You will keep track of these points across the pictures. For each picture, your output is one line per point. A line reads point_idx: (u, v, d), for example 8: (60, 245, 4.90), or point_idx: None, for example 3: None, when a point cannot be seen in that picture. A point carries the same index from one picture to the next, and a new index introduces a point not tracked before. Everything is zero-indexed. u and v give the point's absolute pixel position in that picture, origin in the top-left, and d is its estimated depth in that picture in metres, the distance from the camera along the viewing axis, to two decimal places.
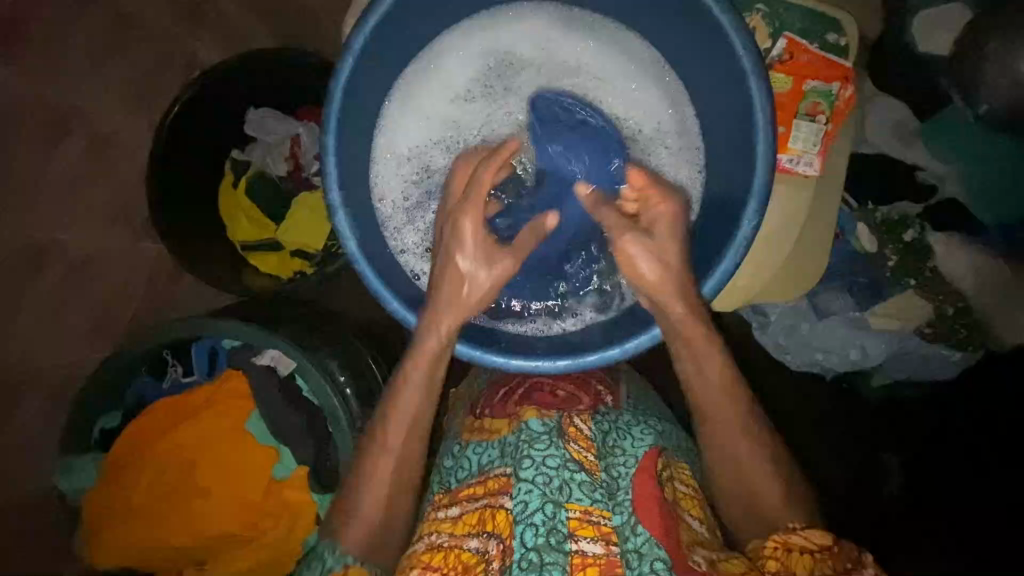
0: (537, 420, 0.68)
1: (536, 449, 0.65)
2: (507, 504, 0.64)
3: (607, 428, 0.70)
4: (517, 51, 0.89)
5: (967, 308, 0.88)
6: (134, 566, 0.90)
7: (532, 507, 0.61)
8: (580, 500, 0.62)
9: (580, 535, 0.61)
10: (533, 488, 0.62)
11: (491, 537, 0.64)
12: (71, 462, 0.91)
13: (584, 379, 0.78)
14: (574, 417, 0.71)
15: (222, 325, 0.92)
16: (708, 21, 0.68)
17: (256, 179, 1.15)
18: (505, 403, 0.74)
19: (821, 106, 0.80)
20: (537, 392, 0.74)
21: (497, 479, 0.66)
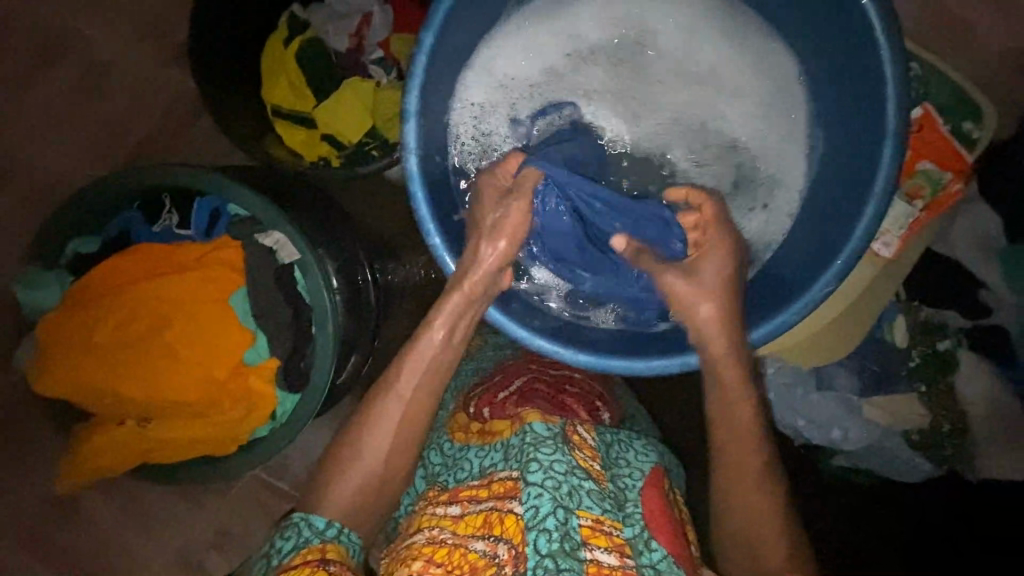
0: (542, 423, 0.65)
1: (543, 451, 0.62)
2: (516, 509, 0.61)
3: (609, 441, 0.72)
4: (650, 23, 0.81)
5: (964, 432, 0.88)
6: (73, 401, 0.84)
7: (543, 513, 0.59)
8: (591, 508, 0.61)
9: (594, 544, 0.59)
10: (543, 493, 0.59)
11: (498, 541, 0.61)
12: (36, 276, 0.86)
13: (584, 390, 0.79)
14: (578, 425, 0.70)
15: (235, 189, 0.86)
16: (869, 60, 0.63)
17: (310, 43, 1.05)
18: (505, 405, 0.72)
19: (924, 191, 0.76)
20: (539, 398, 0.72)
21: (502, 483, 0.64)
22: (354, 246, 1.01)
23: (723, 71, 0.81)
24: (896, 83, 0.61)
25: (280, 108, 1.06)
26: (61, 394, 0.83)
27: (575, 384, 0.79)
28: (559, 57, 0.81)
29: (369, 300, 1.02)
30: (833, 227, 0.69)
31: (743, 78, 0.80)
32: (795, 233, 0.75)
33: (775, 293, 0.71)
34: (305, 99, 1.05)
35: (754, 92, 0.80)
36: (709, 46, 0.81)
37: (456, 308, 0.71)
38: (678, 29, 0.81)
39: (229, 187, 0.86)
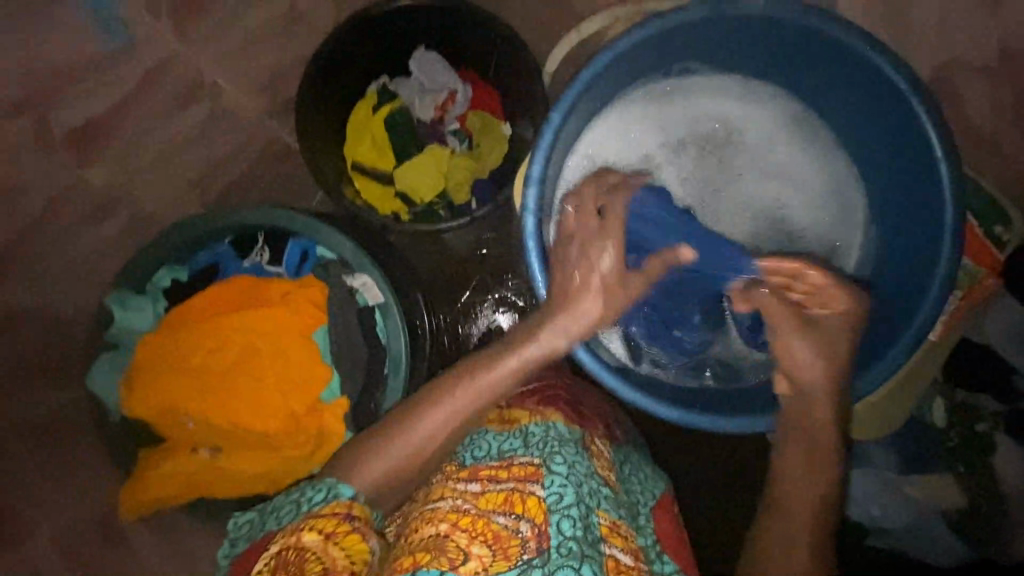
0: (565, 424, 0.68)
1: (568, 450, 0.65)
2: (539, 493, 0.61)
3: (621, 459, 0.77)
4: (741, 127, 0.86)
5: (1002, 514, 0.93)
6: (152, 425, 0.86)
7: (567, 502, 0.60)
8: (609, 511, 0.64)
9: (611, 541, 0.62)
10: (567, 484, 0.62)
11: (521, 519, 0.59)
12: (129, 297, 0.88)
13: (599, 408, 0.81)
14: (594, 437, 0.72)
15: (326, 232, 0.91)
16: (934, 189, 0.70)
17: (399, 111, 1.16)
18: (524, 400, 0.73)
19: (960, 283, 0.85)
20: (561, 402, 0.73)
21: (522, 467, 0.63)
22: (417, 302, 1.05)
23: (804, 178, 0.86)
24: (954, 202, 0.69)
25: (359, 162, 1.16)
26: (140, 414, 0.84)
27: (593, 402, 0.81)
28: (654, 145, 0.86)
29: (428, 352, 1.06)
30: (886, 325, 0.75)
31: (819, 187, 0.86)
32: None
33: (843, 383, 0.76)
34: (387, 158, 1.16)
35: (827, 202, 0.85)
36: (795, 159, 0.86)
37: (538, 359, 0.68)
38: (767, 135, 0.86)
39: (323, 231, 0.91)
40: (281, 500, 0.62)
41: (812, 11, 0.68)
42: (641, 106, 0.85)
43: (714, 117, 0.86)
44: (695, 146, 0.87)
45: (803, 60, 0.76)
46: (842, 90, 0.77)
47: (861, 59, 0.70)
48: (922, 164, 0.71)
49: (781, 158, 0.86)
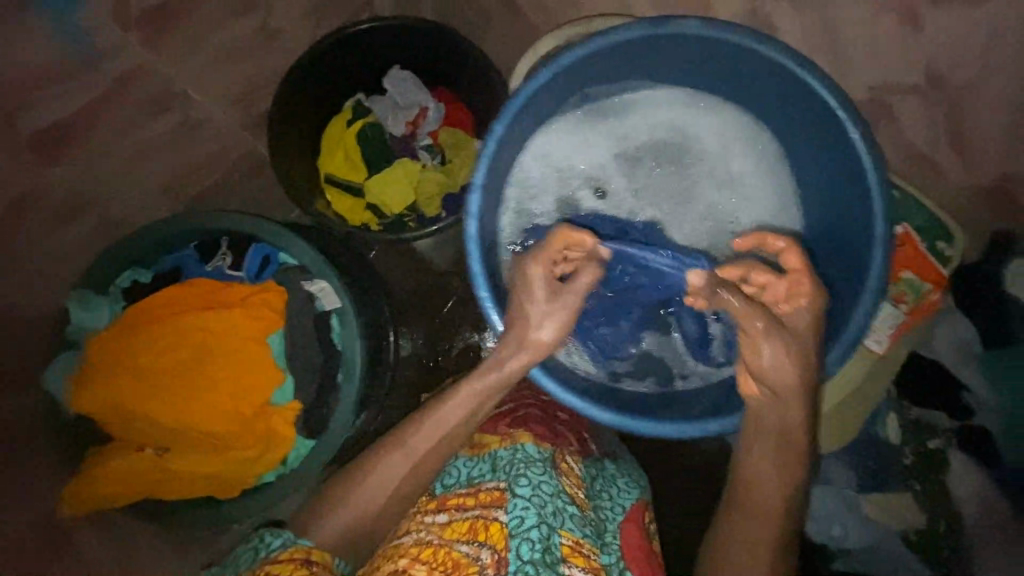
0: (534, 445, 0.71)
1: (533, 470, 0.67)
2: (501, 518, 0.65)
3: (594, 474, 0.78)
4: (689, 134, 0.88)
5: (959, 533, 0.92)
6: (102, 422, 0.86)
7: (528, 524, 0.63)
8: (572, 530, 0.66)
9: (572, 562, 0.64)
10: (529, 506, 0.64)
11: (482, 546, 0.63)
12: (90, 296, 0.90)
13: (574, 421, 0.84)
14: (566, 454, 0.75)
15: (284, 238, 0.92)
16: (865, 202, 0.72)
17: (370, 126, 1.19)
18: (496, 424, 0.76)
19: (907, 296, 0.87)
20: (533, 422, 0.77)
21: (489, 493, 0.68)
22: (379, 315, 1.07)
23: (755, 190, 0.87)
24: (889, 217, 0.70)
25: (332, 176, 1.19)
26: (91, 410, 0.85)
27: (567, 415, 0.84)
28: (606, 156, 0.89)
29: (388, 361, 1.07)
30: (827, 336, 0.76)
31: (772, 200, 0.87)
32: None
33: None
34: (358, 171, 1.19)
35: (780, 214, 0.86)
36: (743, 173, 0.88)
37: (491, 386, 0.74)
38: (721, 147, 0.88)
39: (285, 238, 0.93)
40: (241, 549, 0.64)
41: (741, 30, 0.71)
42: (593, 116, 0.87)
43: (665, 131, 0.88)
44: (649, 157, 0.89)
45: (742, 77, 0.78)
46: (781, 107, 0.79)
47: (790, 76, 0.73)
48: (854, 176, 0.73)
49: (734, 170, 0.88)
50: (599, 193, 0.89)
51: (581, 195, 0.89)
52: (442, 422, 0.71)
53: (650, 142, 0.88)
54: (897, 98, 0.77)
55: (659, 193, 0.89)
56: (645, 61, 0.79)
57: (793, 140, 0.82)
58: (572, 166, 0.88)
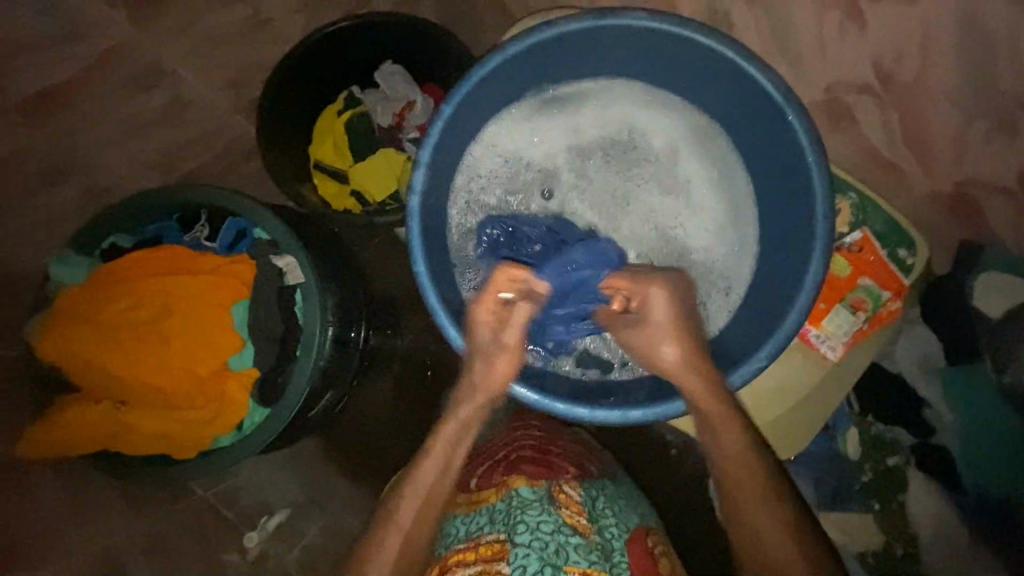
0: (527, 488, 0.74)
1: (529, 514, 0.71)
2: (505, 570, 0.67)
3: (596, 496, 0.76)
4: (641, 128, 0.90)
5: (915, 558, 0.87)
6: (68, 372, 0.92)
7: (530, 571, 0.66)
8: (578, 563, 0.68)
9: None
10: (530, 552, 0.67)
11: None
12: (72, 256, 0.96)
13: (573, 448, 0.84)
14: (562, 485, 0.76)
15: (258, 212, 0.96)
16: (804, 198, 0.73)
17: (359, 117, 1.20)
18: (491, 475, 0.78)
19: (866, 304, 0.84)
20: (525, 464, 0.78)
21: (489, 546, 0.70)
22: (355, 301, 1.09)
23: (698, 190, 0.90)
24: (825, 211, 0.70)
25: (320, 162, 1.20)
26: (58, 359, 0.91)
27: (564, 443, 0.85)
28: (558, 146, 0.92)
29: (355, 345, 1.10)
30: (763, 329, 0.76)
31: (712, 197, 0.89)
32: (730, 329, 0.85)
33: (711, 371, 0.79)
34: (343, 158, 1.19)
35: (713, 209, 0.89)
36: (691, 169, 0.90)
37: (450, 438, 0.74)
38: (669, 148, 0.90)
39: (257, 212, 0.96)
40: None
41: (691, 23, 0.72)
42: (544, 111, 0.90)
43: (618, 125, 0.91)
44: (597, 154, 0.92)
45: (691, 74, 0.81)
46: (727, 104, 0.80)
47: (737, 73, 0.74)
48: (795, 173, 0.74)
49: (679, 170, 0.90)
50: (548, 188, 0.92)
51: (530, 190, 0.92)
52: (420, 486, 0.71)
53: (600, 140, 0.92)
54: (853, 98, 0.77)
55: (607, 191, 0.92)
56: (595, 57, 0.82)
57: (742, 138, 0.83)
58: (521, 160, 0.92)
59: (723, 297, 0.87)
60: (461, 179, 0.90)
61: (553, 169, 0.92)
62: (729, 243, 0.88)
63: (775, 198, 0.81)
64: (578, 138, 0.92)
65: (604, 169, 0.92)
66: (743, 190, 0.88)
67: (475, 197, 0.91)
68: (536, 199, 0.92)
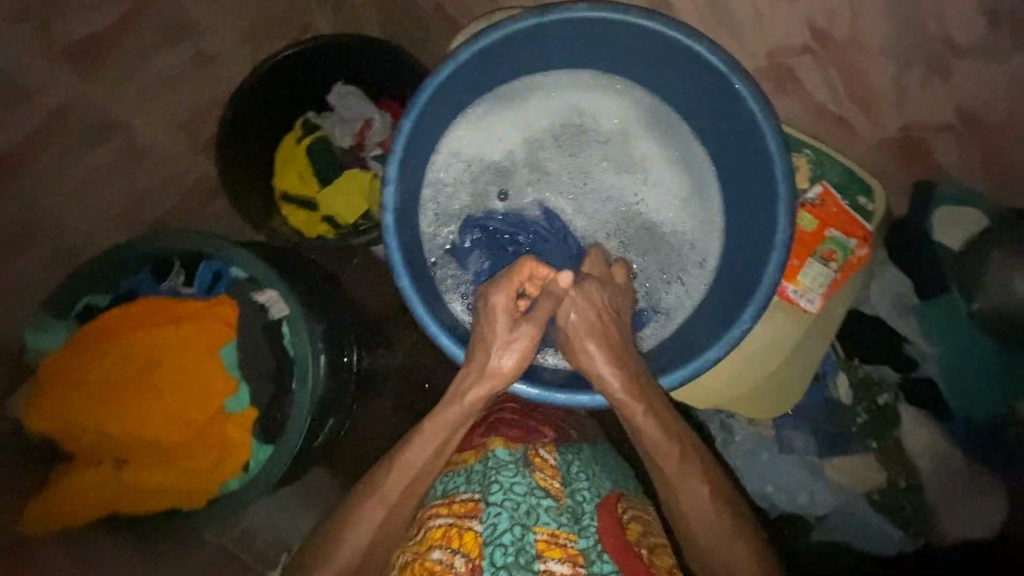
0: (504, 449, 0.75)
1: (504, 474, 0.72)
2: (476, 526, 0.69)
3: (571, 460, 0.79)
4: (599, 118, 0.92)
5: (918, 488, 0.91)
6: (61, 441, 0.90)
7: (501, 529, 0.67)
8: (547, 524, 0.68)
9: (548, 555, 0.66)
10: (502, 511, 0.68)
11: (456, 553, 0.67)
12: (48, 322, 0.94)
13: (549, 416, 0.89)
14: (540, 450, 0.78)
15: (232, 251, 0.95)
16: (764, 163, 0.75)
17: (319, 143, 1.19)
18: (473, 436, 0.82)
19: (836, 255, 0.87)
20: (505, 426, 0.81)
21: (464, 503, 0.72)
22: (340, 322, 1.07)
23: (661, 172, 0.92)
24: (784, 172, 0.72)
25: (287, 192, 1.18)
26: (51, 429, 0.89)
27: (540, 410, 0.89)
28: (521, 145, 0.93)
29: (350, 368, 1.07)
30: (741, 294, 0.79)
31: (675, 176, 0.92)
32: (709, 300, 0.87)
33: (695, 343, 0.81)
34: (311, 186, 1.18)
35: (680, 188, 0.92)
36: (652, 151, 0.92)
37: (451, 420, 0.73)
38: (617, 135, 0.93)
39: (233, 251, 0.95)
40: None
41: (633, 8, 0.74)
42: (494, 115, 0.91)
43: (576, 118, 0.93)
44: (553, 147, 0.93)
45: (635, 57, 0.83)
46: (677, 84, 0.83)
47: (680, 49, 0.76)
48: (752, 137, 0.76)
49: (636, 149, 0.92)
50: (507, 187, 0.92)
51: (490, 192, 0.92)
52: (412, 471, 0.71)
53: (553, 132, 0.93)
54: (794, 60, 0.80)
55: (568, 179, 0.93)
56: (541, 51, 0.84)
57: (694, 109, 0.85)
58: (478, 163, 0.92)
59: (697, 272, 0.90)
60: (426, 193, 0.91)
61: (517, 167, 0.93)
62: (698, 219, 0.91)
63: (735, 166, 0.84)
64: (538, 134, 0.93)
65: (563, 161, 0.93)
66: (704, 165, 0.90)
67: (439, 206, 0.92)
68: (495, 200, 0.92)
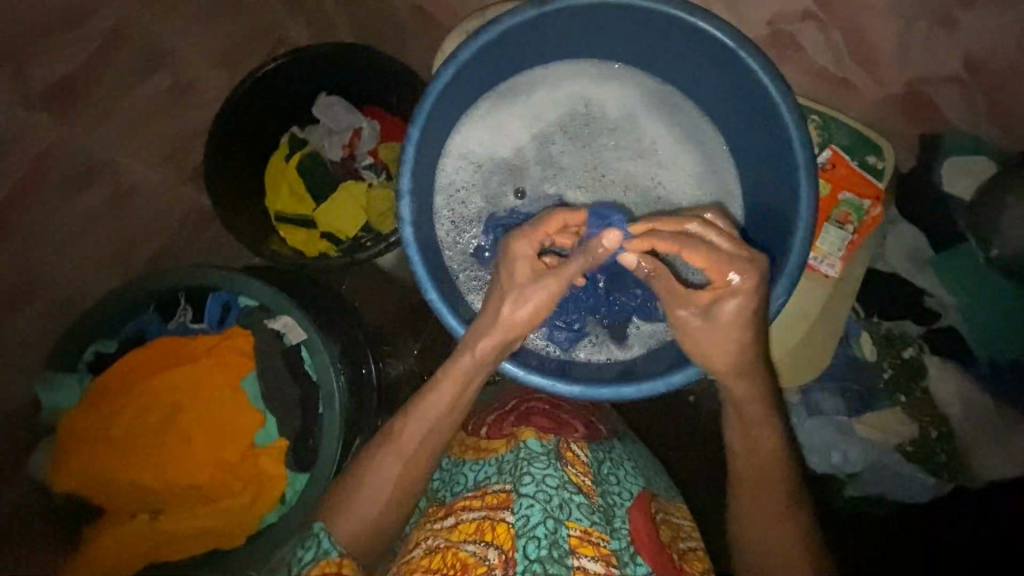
0: (536, 440, 0.72)
1: (536, 466, 0.68)
2: (508, 518, 0.65)
3: (601, 457, 0.77)
4: (603, 105, 0.92)
5: (950, 435, 0.91)
6: (92, 496, 0.88)
7: (533, 522, 0.63)
8: (580, 520, 0.65)
9: (581, 552, 0.62)
10: (534, 503, 0.64)
11: (490, 547, 0.64)
12: (57, 377, 0.91)
13: (578, 409, 0.86)
14: (571, 442, 0.76)
15: (241, 280, 0.91)
16: (779, 132, 0.75)
17: (310, 158, 1.14)
18: (502, 424, 0.79)
19: (852, 217, 0.88)
20: (534, 416, 0.79)
21: (496, 495, 0.69)
22: (357, 339, 1.04)
23: (670, 154, 0.92)
24: (801, 139, 0.72)
25: (282, 212, 1.14)
26: (79, 484, 0.87)
27: (570, 403, 0.87)
28: (527, 140, 0.92)
29: (371, 380, 1.05)
30: (770, 267, 0.78)
31: (686, 156, 0.91)
32: None
33: None
34: (305, 203, 1.13)
35: (692, 167, 0.91)
36: (659, 132, 0.92)
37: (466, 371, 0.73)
38: (623, 119, 0.92)
39: (241, 281, 0.92)
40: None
41: None
42: (497, 113, 0.91)
43: (581, 108, 0.92)
44: (560, 139, 0.93)
45: (635, 38, 0.82)
46: (678, 62, 0.83)
47: (678, 23, 0.75)
48: (762, 106, 0.76)
49: (645, 132, 0.92)
50: (522, 186, 0.92)
51: (504, 192, 0.91)
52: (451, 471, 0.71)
53: (561, 125, 0.92)
54: None
55: (582, 171, 0.92)
56: (540, 44, 0.83)
57: (698, 85, 0.85)
58: (490, 164, 0.92)
59: None
60: (438, 200, 0.90)
61: (525, 163, 0.92)
62: (713, 197, 0.91)
63: (746, 138, 0.84)
64: (544, 128, 0.92)
65: (570, 151, 0.92)
66: (714, 141, 0.90)
67: (455, 212, 0.91)
68: (511, 200, 0.91)
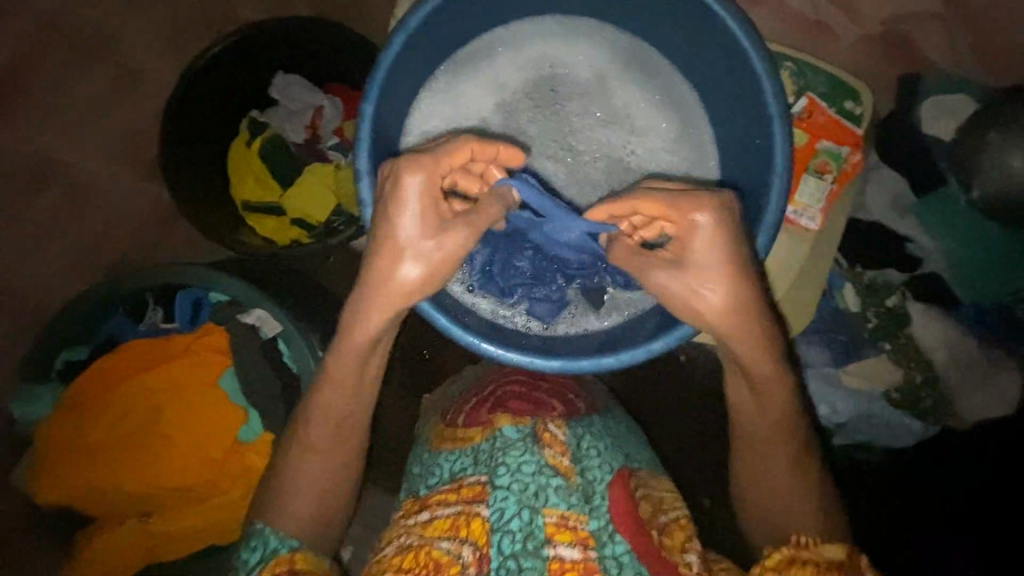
0: (512, 427, 0.71)
1: (511, 455, 0.68)
2: (483, 512, 0.65)
3: (580, 434, 0.74)
4: (569, 68, 0.88)
5: (935, 380, 0.91)
6: (77, 506, 0.87)
7: (509, 515, 0.64)
8: (557, 505, 0.64)
9: (558, 540, 0.63)
10: (509, 496, 0.65)
11: (464, 543, 0.64)
12: (25, 390, 0.88)
13: (558, 386, 0.84)
14: (549, 425, 0.73)
15: (203, 275, 0.87)
16: (750, 82, 0.71)
17: (272, 142, 1.08)
18: (477, 413, 0.77)
19: (831, 166, 0.85)
20: (511, 399, 0.77)
21: (471, 488, 0.68)
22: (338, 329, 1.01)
23: (641, 114, 0.89)
24: (773, 88, 0.69)
25: (248, 202, 1.08)
26: (63, 494, 0.86)
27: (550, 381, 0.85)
28: (490, 108, 0.88)
29: None
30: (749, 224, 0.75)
31: (657, 116, 0.88)
32: None
33: None
34: (271, 188, 1.07)
35: (663, 127, 0.88)
36: (628, 93, 0.89)
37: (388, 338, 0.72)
38: (591, 81, 0.89)
39: (204, 275, 0.87)
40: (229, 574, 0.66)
41: None
42: (458, 84, 0.87)
43: (545, 72, 0.89)
44: (525, 106, 0.89)
45: None
46: (641, 12, 0.79)
47: None
48: (732, 59, 0.72)
49: (613, 95, 0.89)
50: None
51: None
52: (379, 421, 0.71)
53: (525, 91, 0.89)
54: None
55: (548, 139, 0.88)
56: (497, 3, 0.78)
57: (669, 39, 0.81)
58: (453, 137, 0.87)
59: None
60: None
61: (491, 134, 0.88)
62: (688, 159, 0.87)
63: (719, 92, 0.80)
64: (508, 95, 0.89)
65: (537, 118, 0.88)
66: (686, 99, 0.87)
67: None
68: None
